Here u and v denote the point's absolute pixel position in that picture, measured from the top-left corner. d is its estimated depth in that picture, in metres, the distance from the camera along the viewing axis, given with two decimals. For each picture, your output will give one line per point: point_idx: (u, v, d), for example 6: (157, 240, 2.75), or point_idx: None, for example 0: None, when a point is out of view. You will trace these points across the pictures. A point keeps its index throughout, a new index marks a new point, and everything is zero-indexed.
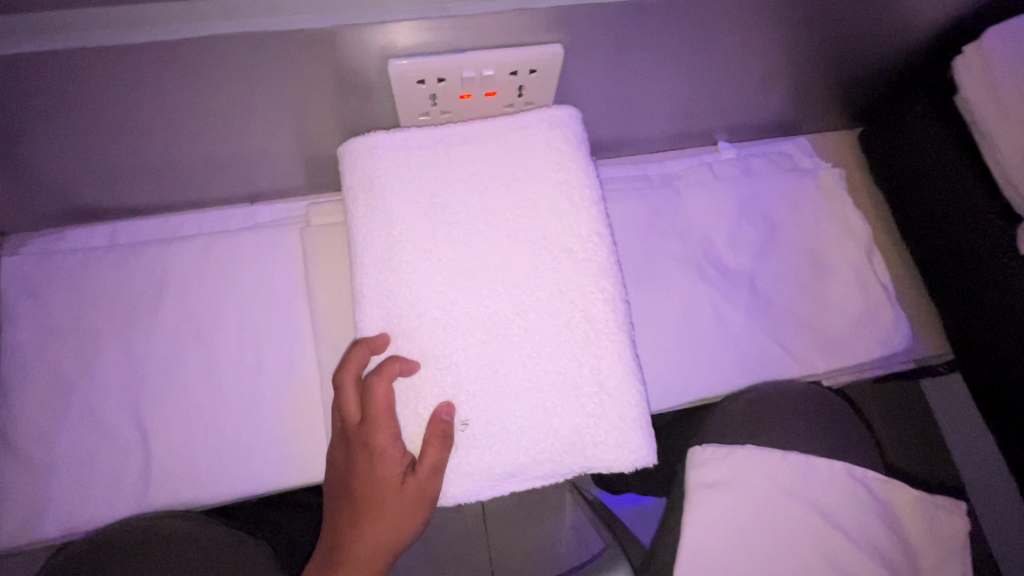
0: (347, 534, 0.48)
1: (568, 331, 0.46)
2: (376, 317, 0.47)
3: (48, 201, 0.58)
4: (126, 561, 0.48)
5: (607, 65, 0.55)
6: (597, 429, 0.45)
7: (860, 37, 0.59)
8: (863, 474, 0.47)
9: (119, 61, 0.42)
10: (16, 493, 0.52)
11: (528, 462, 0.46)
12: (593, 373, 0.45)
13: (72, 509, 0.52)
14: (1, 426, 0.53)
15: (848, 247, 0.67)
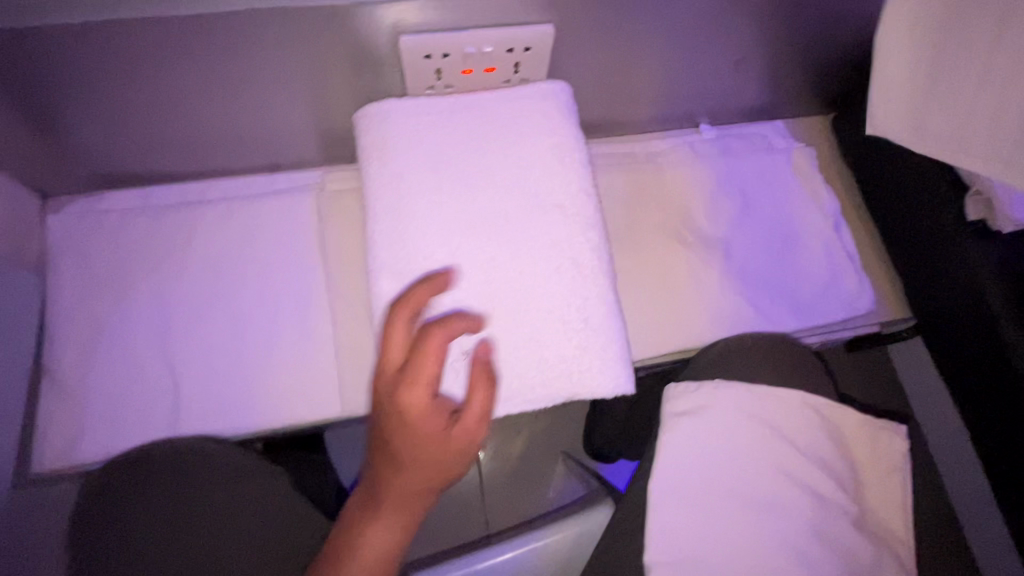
0: (383, 486, 0.48)
1: (558, 274, 0.53)
2: (387, 260, 0.53)
3: (86, 166, 0.64)
4: (165, 475, 0.54)
5: (596, 46, 0.61)
6: (582, 359, 0.52)
7: (824, 26, 0.65)
8: (814, 402, 0.56)
9: (160, 34, 0.49)
10: (59, 421, 0.59)
11: (520, 387, 0.52)
12: (579, 311, 0.53)
13: (111, 436, 0.58)
14: (47, 363, 0.60)
15: (816, 219, 0.74)
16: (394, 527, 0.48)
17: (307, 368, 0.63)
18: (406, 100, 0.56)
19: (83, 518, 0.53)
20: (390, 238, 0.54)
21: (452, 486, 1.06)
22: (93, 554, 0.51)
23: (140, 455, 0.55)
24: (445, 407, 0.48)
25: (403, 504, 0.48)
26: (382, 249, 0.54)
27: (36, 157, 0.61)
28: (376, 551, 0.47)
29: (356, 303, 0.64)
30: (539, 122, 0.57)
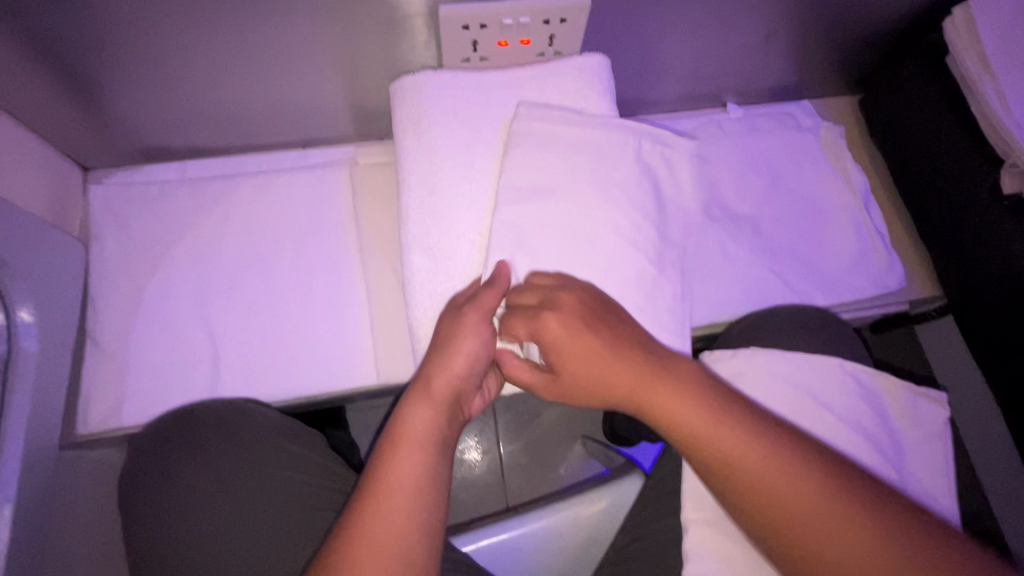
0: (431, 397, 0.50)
1: (596, 236, 0.57)
2: (425, 225, 0.57)
3: (125, 140, 0.66)
4: (215, 438, 0.56)
5: (631, 20, 0.61)
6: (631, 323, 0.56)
7: (858, 2, 0.65)
8: (853, 369, 0.56)
9: (202, 7, 0.49)
10: (102, 384, 0.61)
11: None
12: (615, 270, 0.56)
13: (154, 399, 0.61)
14: (89, 329, 0.62)
15: (845, 197, 0.74)
16: (410, 454, 0.47)
17: (341, 337, 0.64)
18: (441, 73, 0.60)
19: (133, 470, 0.56)
20: (427, 205, 0.57)
21: (472, 465, 1.07)
22: (145, 505, 0.54)
23: (192, 413, 0.58)
24: (437, 339, 0.52)
25: (414, 433, 0.49)
26: (421, 214, 0.57)
27: (79, 129, 0.63)
28: (402, 480, 0.46)
29: (389, 270, 0.65)
30: (574, 96, 0.61)
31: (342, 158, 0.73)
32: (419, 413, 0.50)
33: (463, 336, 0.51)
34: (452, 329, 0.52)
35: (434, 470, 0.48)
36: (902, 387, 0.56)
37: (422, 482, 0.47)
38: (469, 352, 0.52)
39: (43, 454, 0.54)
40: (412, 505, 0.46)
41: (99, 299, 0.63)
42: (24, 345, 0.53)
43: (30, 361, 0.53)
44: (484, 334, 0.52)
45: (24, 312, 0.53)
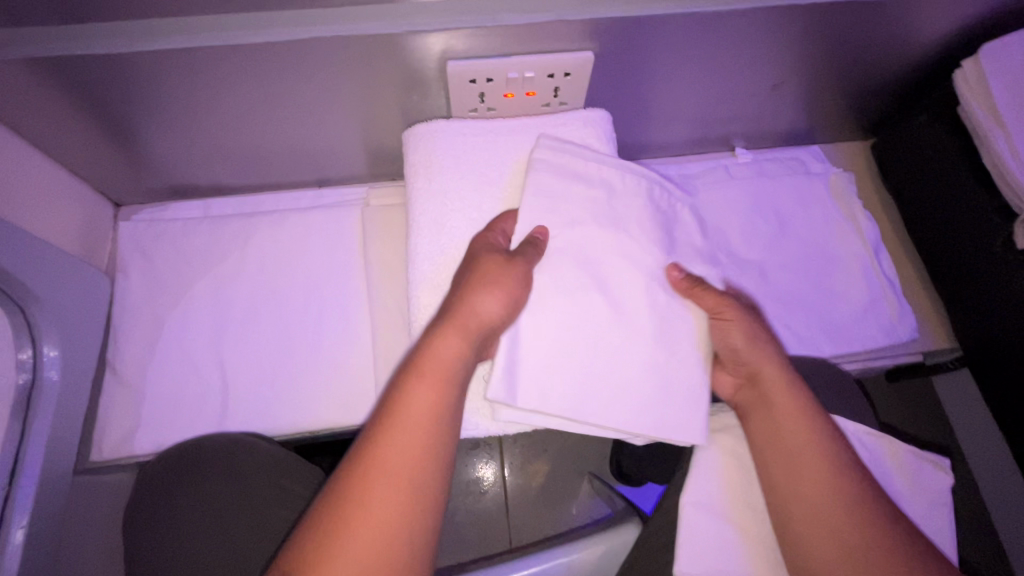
0: (448, 349, 0.49)
1: (604, 275, 0.56)
2: (433, 267, 0.59)
3: (155, 178, 0.70)
4: (213, 475, 0.58)
5: (635, 71, 0.63)
6: (635, 372, 0.54)
7: (864, 53, 0.65)
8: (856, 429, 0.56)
9: (228, 62, 0.53)
10: (117, 412, 0.64)
11: (574, 406, 0.53)
12: (621, 310, 0.55)
13: (165, 428, 0.63)
14: (110, 356, 0.65)
15: (854, 245, 0.73)
16: (406, 445, 0.45)
17: (346, 373, 0.66)
18: (454, 121, 0.62)
19: (136, 497, 0.58)
20: (432, 248, 0.59)
21: (476, 498, 1.07)
22: (144, 530, 0.56)
23: (196, 446, 0.59)
24: (466, 285, 0.53)
25: (424, 390, 0.48)
26: (428, 258, 0.59)
27: (113, 170, 0.67)
28: (396, 475, 0.44)
29: (395, 310, 0.67)
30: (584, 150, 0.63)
31: (355, 197, 0.76)
32: (419, 395, 0.47)
33: (493, 292, 0.52)
34: (486, 282, 0.52)
35: (430, 461, 0.46)
36: (906, 449, 0.55)
37: (415, 478, 0.45)
38: (501, 302, 0.52)
39: (58, 480, 0.57)
40: (403, 502, 0.44)
41: (120, 330, 0.66)
42: (48, 374, 0.56)
43: (52, 389, 0.57)
44: (517, 292, 0.53)
45: (51, 348, 0.57)
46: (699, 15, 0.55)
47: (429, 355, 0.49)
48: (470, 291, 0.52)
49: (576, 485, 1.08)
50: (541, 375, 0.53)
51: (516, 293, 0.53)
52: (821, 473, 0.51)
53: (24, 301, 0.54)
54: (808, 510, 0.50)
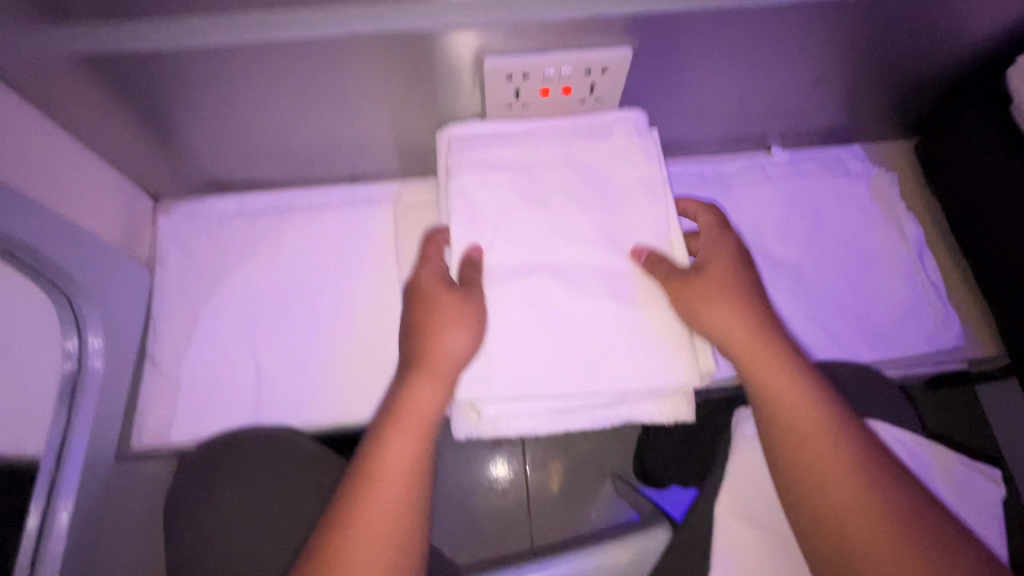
0: (423, 384, 0.53)
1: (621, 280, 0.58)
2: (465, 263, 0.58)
3: (193, 173, 0.71)
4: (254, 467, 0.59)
5: (672, 68, 0.62)
6: (654, 372, 0.55)
7: (912, 49, 0.63)
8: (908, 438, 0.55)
9: (265, 59, 0.53)
10: (155, 402, 0.65)
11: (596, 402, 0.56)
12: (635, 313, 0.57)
13: (201, 419, 0.64)
14: (148, 348, 0.67)
15: (897, 249, 0.71)
16: (407, 438, 0.51)
17: (377, 369, 0.66)
18: (489, 125, 0.64)
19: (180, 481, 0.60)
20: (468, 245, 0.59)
21: (498, 497, 1.07)
22: (183, 513, 0.58)
23: (236, 438, 0.60)
24: (425, 319, 0.55)
25: (415, 415, 0.52)
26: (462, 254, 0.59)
27: (152, 165, 0.69)
28: (398, 464, 0.50)
29: None
30: (623, 149, 0.61)
31: (386, 195, 0.76)
32: (418, 396, 0.52)
33: (454, 328, 0.54)
34: (442, 314, 0.54)
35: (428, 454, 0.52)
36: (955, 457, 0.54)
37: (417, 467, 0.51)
38: (463, 334, 0.54)
39: (97, 466, 0.58)
40: (401, 487, 0.49)
41: (157, 322, 0.68)
42: (90, 363, 0.58)
43: (95, 378, 0.58)
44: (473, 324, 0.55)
45: (94, 339, 0.59)
46: (741, 10, 0.54)
47: (427, 363, 0.53)
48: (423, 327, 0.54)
49: (599, 487, 1.07)
50: (550, 385, 0.55)
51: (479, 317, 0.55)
52: (837, 453, 0.48)
53: (69, 292, 0.56)
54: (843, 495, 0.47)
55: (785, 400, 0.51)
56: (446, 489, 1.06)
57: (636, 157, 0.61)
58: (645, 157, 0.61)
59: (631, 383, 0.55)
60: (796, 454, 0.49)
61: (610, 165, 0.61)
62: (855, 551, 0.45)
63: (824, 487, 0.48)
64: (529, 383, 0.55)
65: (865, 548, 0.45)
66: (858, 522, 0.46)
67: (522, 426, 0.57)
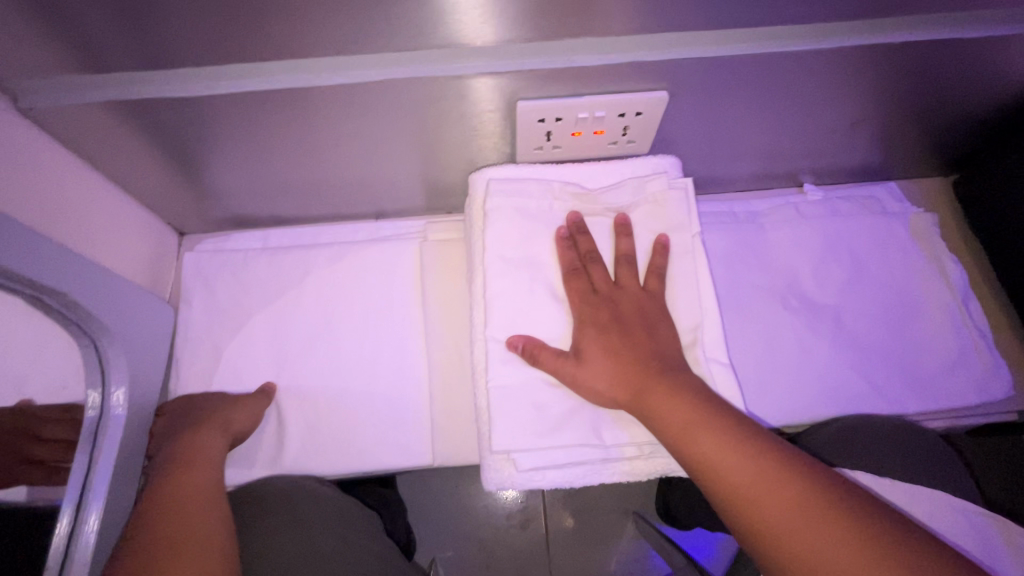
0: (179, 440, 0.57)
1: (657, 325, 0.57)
2: (497, 308, 0.57)
3: (220, 210, 0.71)
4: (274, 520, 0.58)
5: (708, 110, 0.61)
6: None
7: (954, 91, 0.62)
8: (967, 508, 0.54)
9: (296, 104, 0.53)
10: None
11: (629, 454, 0.55)
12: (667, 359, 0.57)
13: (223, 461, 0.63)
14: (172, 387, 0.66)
15: (941, 294, 0.68)
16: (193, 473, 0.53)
17: (404, 411, 0.65)
18: (523, 168, 0.65)
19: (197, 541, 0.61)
20: (498, 292, 0.57)
21: (516, 537, 1.03)
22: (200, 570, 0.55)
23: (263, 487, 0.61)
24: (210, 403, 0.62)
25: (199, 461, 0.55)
26: (494, 297, 0.57)
27: (180, 203, 0.69)
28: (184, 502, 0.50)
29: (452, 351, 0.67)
30: (659, 193, 0.61)
31: (412, 230, 0.75)
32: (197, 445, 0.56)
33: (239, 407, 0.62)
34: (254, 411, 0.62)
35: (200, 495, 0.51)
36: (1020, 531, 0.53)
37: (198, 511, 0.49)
38: (243, 418, 0.61)
39: (117, 514, 0.57)
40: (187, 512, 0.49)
41: (182, 362, 0.67)
42: (113, 409, 0.57)
43: (117, 425, 0.57)
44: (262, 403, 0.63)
45: (118, 389, 0.58)
46: (782, 55, 0.53)
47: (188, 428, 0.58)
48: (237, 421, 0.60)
49: (620, 527, 1.04)
50: (584, 433, 0.55)
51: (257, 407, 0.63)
52: (759, 472, 0.43)
53: (96, 335, 0.55)
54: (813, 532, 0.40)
55: (696, 433, 0.46)
56: (464, 528, 1.03)
57: (673, 205, 0.60)
58: (681, 206, 0.60)
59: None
60: (716, 483, 0.45)
61: (646, 212, 0.60)
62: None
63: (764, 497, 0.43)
64: (563, 430, 0.55)
65: (839, 575, 0.38)
66: (813, 544, 0.40)
67: (555, 476, 0.56)
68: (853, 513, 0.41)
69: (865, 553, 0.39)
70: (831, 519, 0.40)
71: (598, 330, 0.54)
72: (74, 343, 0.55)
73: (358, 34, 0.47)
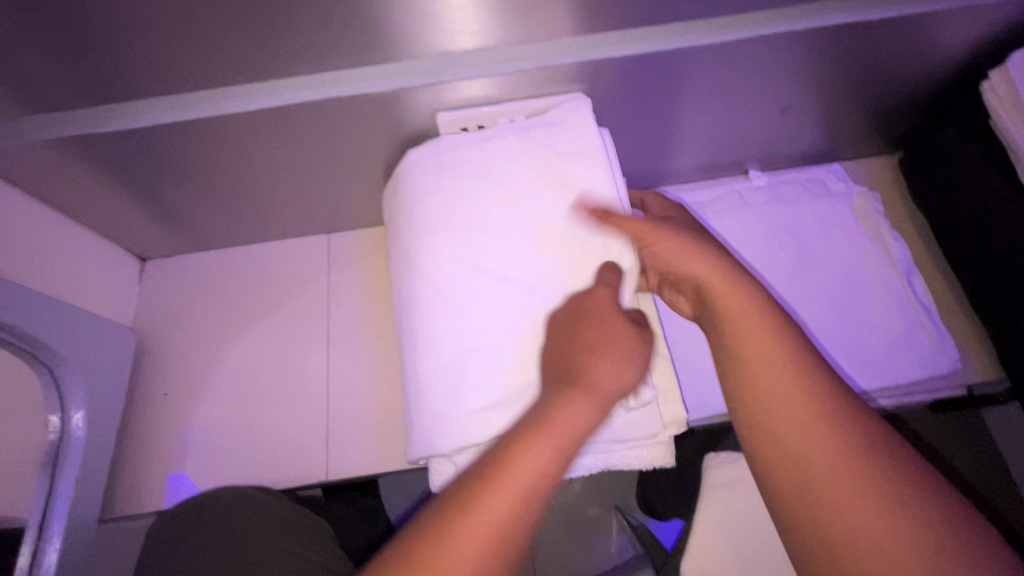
0: (506, 457, 0.41)
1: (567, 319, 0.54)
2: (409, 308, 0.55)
3: (179, 236, 0.74)
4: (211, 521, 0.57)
5: (631, 107, 0.63)
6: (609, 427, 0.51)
7: (879, 71, 0.62)
8: None
9: (231, 130, 0.56)
10: (158, 453, 0.69)
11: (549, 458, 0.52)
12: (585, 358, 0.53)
13: (203, 468, 0.68)
14: (149, 402, 0.71)
15: (884, 270, 0.69)
16: (549, 443, 0.42)
17: (363, 416, 0.70)
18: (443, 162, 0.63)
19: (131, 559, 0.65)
20: (436, 292, 0.53)
21: None
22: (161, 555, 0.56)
23: (202, 503, 0.59)
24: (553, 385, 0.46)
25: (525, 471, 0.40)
26: (435, 285, 0.54)
27: (140, 231, 0.72)
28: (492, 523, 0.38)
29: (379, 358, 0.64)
30: (591, 180, 0.56)
31: (362, 247, 0.79)
32: (502, 487, 0.39)
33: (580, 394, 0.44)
34: (604, 337, 0.48)
35: (553, 482, 0.41)
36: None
37: (547, 492, 0.40)
38: (592, 406, 0.44)
39: (81, 530, 0.60)
40: (524, 501, 0.39)
41: (162, 379, 0.73)
42: (73, 432, 0.60)
43: (77, 446, 0.60)
44: (641, 365, 0.48)
45: (76, 413, 0.61)
46: (692, 49, 0.55)
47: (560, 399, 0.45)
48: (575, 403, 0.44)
49: (601, 522, 1.02)
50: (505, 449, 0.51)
51: (602, 392, 0.45)
52: (795, 383, 0.41)
53: (51, 363, 0.58)
54: (835, 474, 0.37)
55: (739, 320, 0.45)
56: None
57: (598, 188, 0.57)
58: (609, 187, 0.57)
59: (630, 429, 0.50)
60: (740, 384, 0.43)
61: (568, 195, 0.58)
62: (822, 501, 0.36)
63: (779, 416, 0.40)
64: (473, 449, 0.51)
65: (846, 525, 0.35)
66: (835, 490, 0.36)
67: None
68: (885, 470, 0.36)
69: (861, 488, 0.36)
70: (839, 455, 0.37)
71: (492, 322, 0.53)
72: (32, 374, 0.57)
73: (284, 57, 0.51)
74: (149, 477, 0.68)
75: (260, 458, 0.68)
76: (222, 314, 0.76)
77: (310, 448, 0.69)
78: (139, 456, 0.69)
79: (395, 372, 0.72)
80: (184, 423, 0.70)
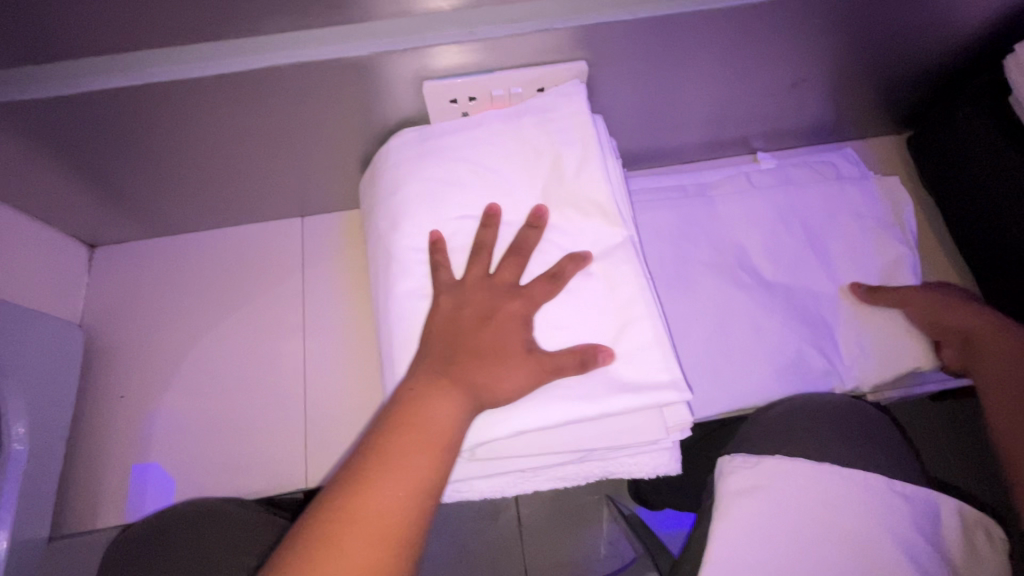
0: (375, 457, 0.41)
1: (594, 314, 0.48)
2: (403, 303, 0.48)
3: (130, 220, 0.66)
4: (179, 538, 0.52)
5: (637, 79, 0.57)
6: (618, 423, 0.46)
7: (899, 42, 0.58)
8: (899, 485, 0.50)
9: (183, 99, 0.48)
10: (116, 460, 0.63)
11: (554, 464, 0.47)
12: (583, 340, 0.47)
13: (166, 477, 0.62)
14: (104, 404, 0.65)
15: (894, 255, 0.66)
16: (407, 451, 0.41)
17: (346, 416, 0.65)
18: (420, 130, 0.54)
19: (88, 570, 0.60)
20: (427, 284, 0.48)
21: (486, 530, 0.98)
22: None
23: (161, 522, 0.53)
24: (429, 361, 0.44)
25: (411, 439, 0.41)
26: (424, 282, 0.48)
27: (85, 215, 0.64)
28: (380, 506, 0.40)
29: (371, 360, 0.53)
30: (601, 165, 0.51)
31: (341, 230, 0.72)
32: (388, 477, 0.40)
33: (444, 395, 0.43)
34: (493, 357, 0.45)
35: (432, 479, 0.41)
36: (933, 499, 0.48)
37: (435, 482, 0.41)
38: (451, 408, 0.42)
39: (28, 551, 0.54)
40: (416, 494, 0.40)
41: (119, 379, 0.66)
42: (11, 444, 0.53)
43: (19, 459, 0.54)
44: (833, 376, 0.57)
45: (18, 422, 0.54)
46: (707, 14, 0.49)
47: (429, 373, 0.44)
48: (441, 386, 0.43)
49: (593, 512, 0.99)
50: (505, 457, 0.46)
51: (481, 392, 0.43)
52: None
53: None
54: None
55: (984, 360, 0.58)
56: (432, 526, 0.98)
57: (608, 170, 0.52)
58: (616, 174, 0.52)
59: (645, 433, 0.46)
60: None
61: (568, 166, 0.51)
62: None
63: None
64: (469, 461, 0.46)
65: None
66: None
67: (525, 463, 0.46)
68: None
69: None
70: None
71: (501, 305, 0.46)
72: None
73: (243, 8, 0.44)
74: (106, 484, 0.62)
75: (232, 464, 0.63)
76: (185, 306, 0.69)
77: (285, 453, 0.63)
78: (93, 462, 0.63)
79: (378, 367, 0.67)
80: (144, 428, 0.64)
